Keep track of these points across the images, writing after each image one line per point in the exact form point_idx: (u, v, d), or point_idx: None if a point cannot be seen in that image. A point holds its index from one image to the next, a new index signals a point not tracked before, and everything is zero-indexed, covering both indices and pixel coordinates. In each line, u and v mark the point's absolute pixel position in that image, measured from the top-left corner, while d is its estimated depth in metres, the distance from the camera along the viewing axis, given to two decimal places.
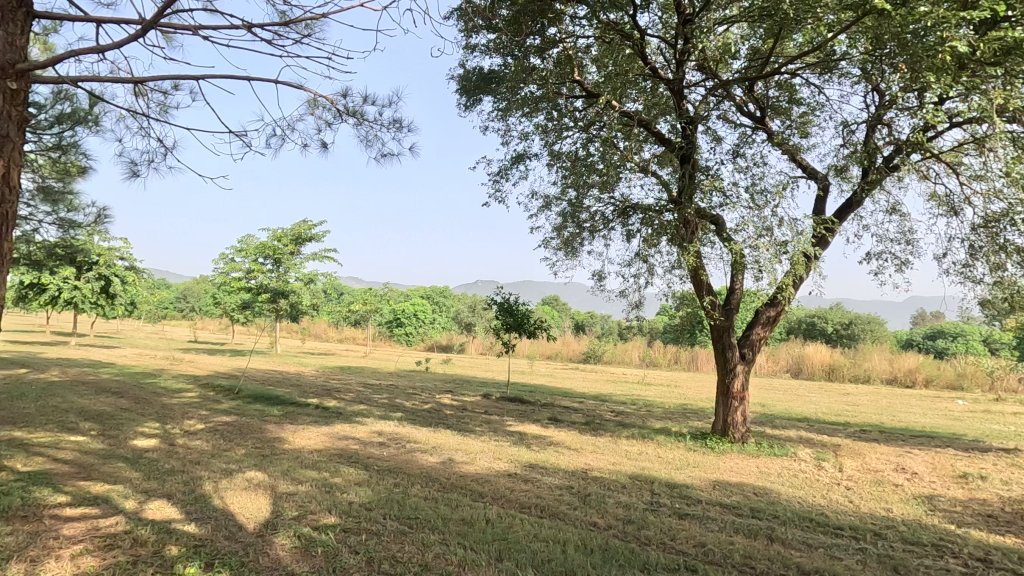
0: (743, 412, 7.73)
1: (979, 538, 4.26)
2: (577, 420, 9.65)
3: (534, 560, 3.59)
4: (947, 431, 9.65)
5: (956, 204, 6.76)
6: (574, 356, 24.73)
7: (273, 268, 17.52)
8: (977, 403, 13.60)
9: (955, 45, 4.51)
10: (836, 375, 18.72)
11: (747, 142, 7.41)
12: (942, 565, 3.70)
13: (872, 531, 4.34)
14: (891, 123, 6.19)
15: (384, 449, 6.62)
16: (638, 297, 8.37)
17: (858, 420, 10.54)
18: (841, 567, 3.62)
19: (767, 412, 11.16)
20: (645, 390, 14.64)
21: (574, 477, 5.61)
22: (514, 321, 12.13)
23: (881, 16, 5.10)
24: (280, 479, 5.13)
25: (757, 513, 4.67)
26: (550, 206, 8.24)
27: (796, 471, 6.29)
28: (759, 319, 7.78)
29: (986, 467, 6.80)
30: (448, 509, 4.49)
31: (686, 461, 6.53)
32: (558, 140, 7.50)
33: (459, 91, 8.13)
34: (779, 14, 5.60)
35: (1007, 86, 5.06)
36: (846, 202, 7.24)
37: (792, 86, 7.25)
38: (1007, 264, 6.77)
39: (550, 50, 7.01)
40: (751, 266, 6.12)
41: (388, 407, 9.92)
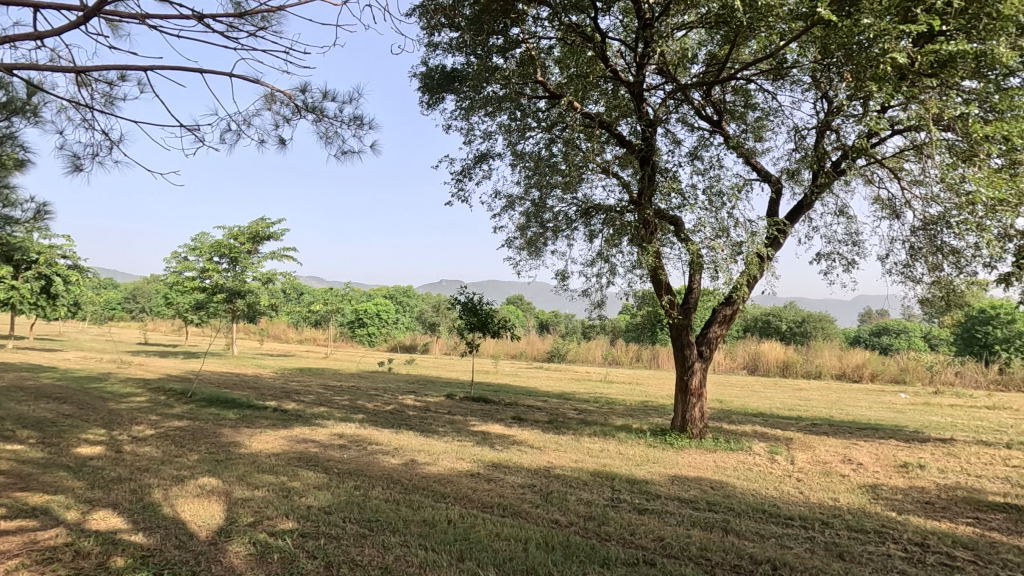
0: (701, 408, 7.91)
1: (918, 524, 4.49)
2: (540, 418, 9.72)
3: (496, 559, 3.60)
4: (891, 423, 10.13)
5: (898, 208, 7.12)
6: (539, 355, 24.97)
7: (229, 267, 16.99)
8: (917, 396, 14.36)
9: (896, 56, 4.76)
10: (790, 371, 19.43)
11: (705, 145, 7.61)
12: (883, 551, 3.89)
13: (819, 520, 4.53)
14: (839, 129, 6.46)
15: (345, 451, 6.50)
16: (600, 296, 8.46)
17: (809, 415, 10.99)
18: (791, 556, 3.75)
19: (724, 408, 11.46)
20: (607, 388, 14.88)
21: (537, 476, 5.64)
22: (478, 320, 12.11)
23: (828, 27, 5.40)
24: (235, 484, 4.97)
25: (713, 507, 4.81)
26: (513, 206, 8.24)
27: (750, 465, 6.50)
28: (716, 318, 7.99)
29: (924, 457, 7.20)
30: (410, 510, 4.46)
31: (646, 458, 6.66)
32: (521, 139, 7.52)
33: (421, 89, 8.06)
34: (734, 22, 5.78)
35: (943, 96, 5.37)
36: (798, 204, 7.52)
37: (748, 91, 7.53)
38: (944, 264, 7.17)
39: (513, 50, 7.04)
40: (708, 266, 6.28)
41: (350, 409, 9.81)
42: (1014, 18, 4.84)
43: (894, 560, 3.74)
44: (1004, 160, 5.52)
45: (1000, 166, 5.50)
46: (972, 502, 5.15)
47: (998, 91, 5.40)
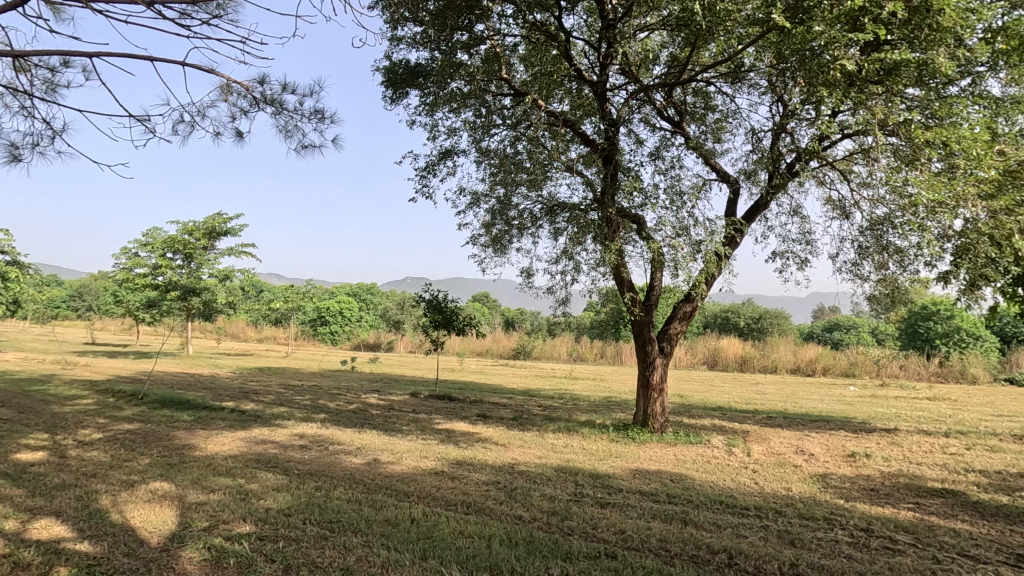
0: (662, 403, 8.09)
1: (863, 511, 4.71)
2: (505, 415, 9.75)
3: (459, 556, 3.60)
4: (841, 415, 10.58)
5: (847, 208, 7.43)
6: (504, 352, 25.04)
7: (183, 263, 16.39)
8: (865, 389, 15.05)
9: (845, 63, 4.99)
10: (748, 366, 20.06)
11: (666, 145, 7.77)
12: (832, 537, 4.06)
13: (774, 509, 4.69)
14: (793, 131, 6.69)
15: (306, 452, 6.37)
16: (565, 294, 8.53)
17: (765, 408, 11.37)
18: (746, 545, 3.88)
19: (684, 403, 11.74)
20: (571, 385, 15.03)
21: (501, 472, 5.66)
22: (443, 318, 12.04)
23: (783, 32, 5.61)
24: (189, 489, 4.81)
25: (672, 499, 4.93)
26: (478, 203, 8.23)
27: (709, 458, 6.69)
28: (676, 315, 8.16)
29: (871, 446, 7.55)
30: (372, 510, 4.40)
31: (608, 452, 6.76)
32: (486, 136, 7.51)
33: (384, 83, 7.94)
34: (694, 25, 5.92)
35: (888, 102, 5.65)
36: (754, 204, 7.76)
37: (707, 93, 7.73)
38: (889, 263, 7.53)
39: (478, 46, 7.03)
40: (668, 264, 6.42)
41: (311, 409, 9.62)
42: (952, 30, 5.12)
43: (842, 546, 3.91)
44: (944, 164, 5.84)
45: (940, 170, 5.82)
46: (913, 488, 5.43)
47: (939, 98, 5.71)
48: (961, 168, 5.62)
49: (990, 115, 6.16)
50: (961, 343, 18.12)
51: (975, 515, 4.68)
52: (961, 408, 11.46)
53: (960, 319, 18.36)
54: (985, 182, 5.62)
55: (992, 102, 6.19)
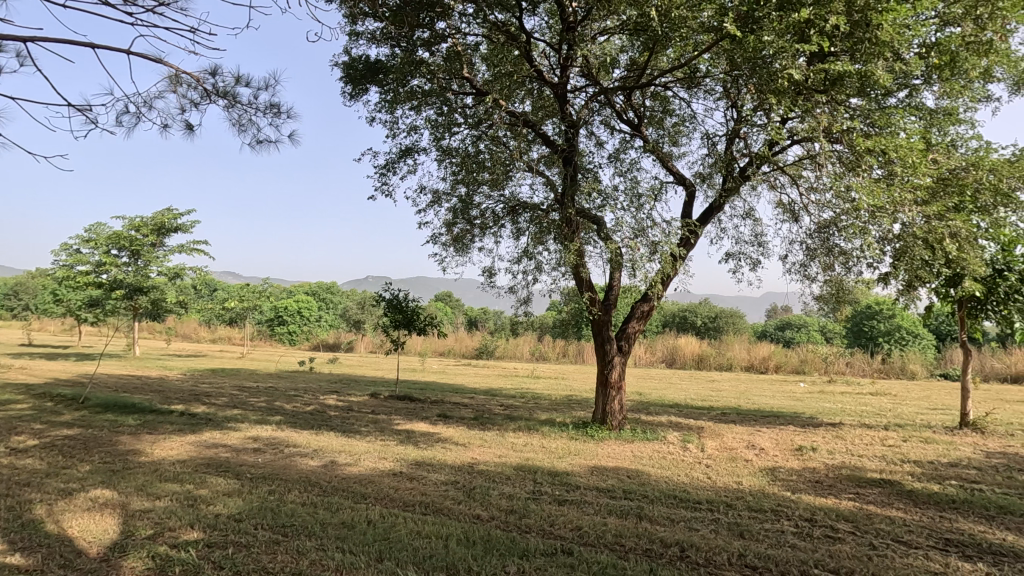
0: (620, 400, 8.23)
1: (808, 501, 4.93)
2: (466, 415, 9.73)
3: (416, 557, 3.57)
4: (791, 410, 11.02)
5: (796, 211, 7.72)
6: (467, 351, 24.99)
7: (130, 261, 15.67)
8: (814, 385, 15.71)
9: (792, 73, 5.23)
10: (704, 363, 20.63)
11: (625, 147, 7.92)
12: (778, 527, 4.24)
13: (724, 502, 4.85)
14: (745, 137, 6.92)
15: (260, 455, 6.20)
16: (527, 293, 8.58)
17: (720, 404, 11.72)
18: (697, 538, 3.99)
19: (643, 400, 11.96)
20: (533, 384, 15.14)
21: (460, 472, 5.65)
22: (404, 318, 11.89)
23: (735, 42, 5.80)
24: (133, 496, 4.61)
25: (628, 495, 5.03)
26: (439, 202, 8.18)
27: (665, 453, 6.85)
28: (634, 314, 8.32)
29: (817, 440, 7.90)
30: (327, 513, 4.33)
31: (567, 450, 6.85)
32: (447, 135, 7.49)
33: (343, 79, 7.79)
34: (651, 30, 6.04)
35: (833, 111, 5.91)
36: (710, 207, 7.99)
37: (664, 97, 7.90)
38: (835, 264, 7.87)
39: (439, 44, 6.98)
40: (626, 264, 6.53)
41: (266, 411, 9.36)
42: (889, 44, 5.40)
43: (787, 536, 4.08)
44: (883, 171, 6.15)
45: (879, 177, 6.12)
46: (854, 479, 5.71)
47: (878, 109, 6.04)
48: (898, 175, 5.93)
49: (925, 126, 6.56)
50: (901, 341, 19.21)
51: (909, 503, 4.95)
52: (900, 402, 12.11)
53: (900, 318, 19.46)
54: (920, 189, 5.96)
55: (927, 113, 6.58)
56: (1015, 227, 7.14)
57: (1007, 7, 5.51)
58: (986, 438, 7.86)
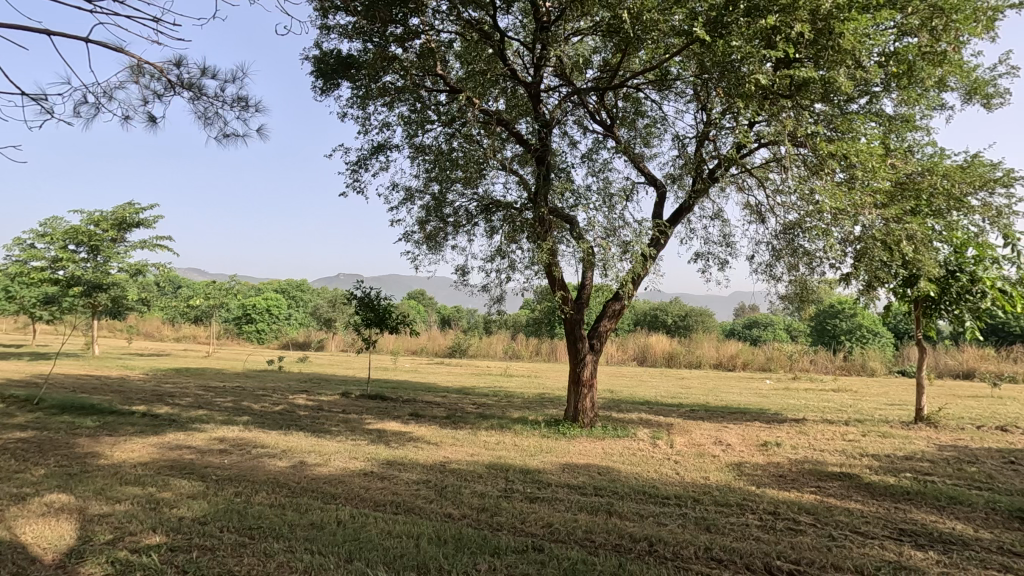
0: (592, 398, 8.32)
1: (772, 495, 5.08)
2: (438, 414, 9.69)
3: (386, 557, 3.55)
4: (756, 406, 11.31)
5: (763, 213, 7.92)
6: (440, 350, 24.88)
7: (88, 257, 15.09)
8: (779, 382, 16.16)
9: (759, 78, 5.37)
10: (674, 361, 20.98)
11: (598, 147, 8.00)
12: (743, 521, 4.35)
13: (692, 497, 4.96)
14: (714, 139, 7.07)
15: (226, 457, 6.06)
16: (500, 292, 8.59)
17: (689, 401, 11.95)
18: (666, 532, 4.07)
19: (614, 398, 12.11)
20: (506, 382, 15.18)
21: (432, 471, 5.63)
22: (375, 316, 11.76)
23: (705, 46, 5.92)
24: (92, 500, 4.45)
25: (599, 491, 5.10)
26: (412, 200, 8.12)
27: (635, 450, 6.96)
28: (606, 313, 8.41)
29: (781, 435, 8.13)
30: (296, 514, 4.26)
31: (539, 448, 6.89)
32: (420, 132, 7.44)
33: (314, 73, 7.66)
34: (623, 32, 6.11)
35: (797, 116, 6.09)
36: (680, 208, 8.13)
37: (637, 98, 8.00)
38: (799, 265, 8.11)
39: (412, 40, 6.93)
40: (598, 264, 6.61)
41: (233, 411, 9.16)
42: (851, 52, 5.58)
43: (752, 529, 4.19)
44: (845, 175, 6.35)
45: (841, 180, 6.32)
46: (815, 473, 5.90)
47: (841, 114, 6.24)
48: (859, 179, 6.14)
49: (884, 132, 6.81)
50: (862, 339, 19.93)
51: (866, 495, 5.15)
52: (860, 398, 12.55)
53: (861, 317, 20.18)
54: (879, 193, 6.18)
55: (886, 120, 6.83)
56: (967, 230, 7.47)
57: (960, 20, 5.84)
58: (939, 432, 8.22)
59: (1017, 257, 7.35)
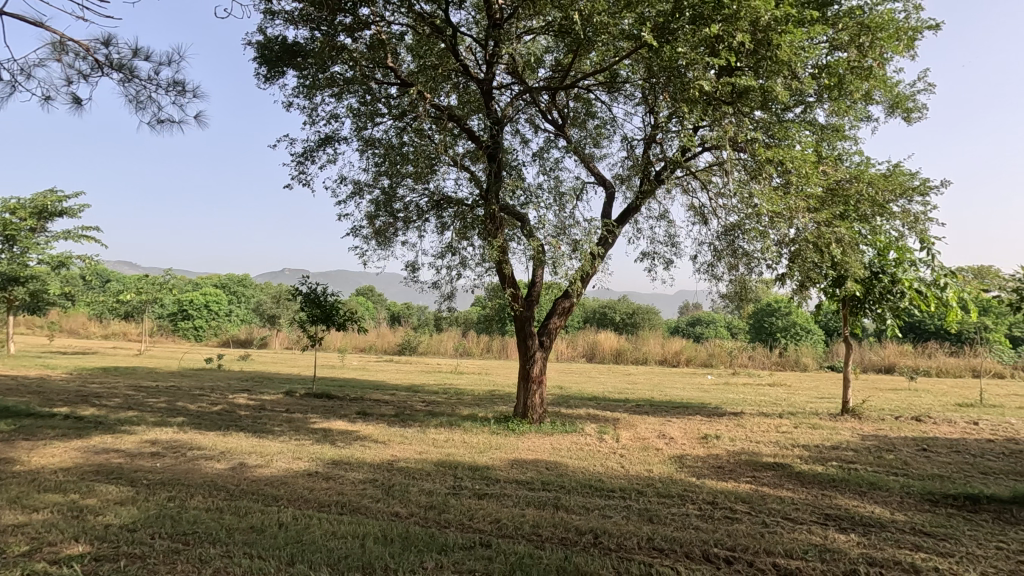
0: (541, 395, 8.42)
1: (710, 486, 5.30)
2: (386, 412, 9.54)
3: (330, 558, 3.48)
4: (699, 401, 11.75)
5: (706, 214, 8.22)
6: (389, 348, 24.52)
7: (3, 248, 13.96)
8: (720, 377, 16.85)
9: (702, 84, 5.58)
10: (622, 358, 21.49)
11: (549, 146, 8.07)
12: (683, 511, 4.52)
13: (636, 489, 5.11)
14: (661, 142, 7.28)
15: (158, 460, 5.76)
16: (450, 289, 8.54)
17: (636, 397, 12.28)
18: (611, 525, 4.17)
19: (563, 394, 12.29)
20: (457, 379, 15.16)
21: (379, 470, 5.55)
22: (322, 312, 11.44)
23: (652, 50, 6.09)
24: (5, 510, 4.13)
25: (546, 486, 5.17)
26: (361, 194, 7.95)
27: (582, 445, 7.09)
28: (556, 310, 8.49)
29: (720, 428, 8.48)
30: (235, 517, 4.10)
31: (488, 445, 6.90)
32: (370, 125, 7.29)
33: (258, 60, 7.36)
34: (575, 34, 6.20)
35: (739, 122, 6.35)
36: (628, 208, 8.32)
37: (588, 99, 8.12)
38: (739, 265, 8.48)
39: (362, 31, 6.78)
40: (548, 262, 6.68)
41: (166, 411, 8.70)
42: (787, 63, 5.87)
43: (691, 518, 4.35)
44: (781, 180, 6.65)
45: (778, 185, 6.61)
46: (751, 463, 6.19)
47: (778, 122, 6.55)
48: (794, 184, 6.46)
49: (817, 140, 7.21)
50: (796, 336, 21.06)
51: (797, 484, 5.45)
52: (793, 392, 13.26)
53: (795, 315, 21.31)
54: (812, 198, 6.52)
55: (819, 128, 7.24)
56: (889, 234, 8.01)
57: (884, 38, 6.23)
58: (862, 423, 8.81)
59: (931, 260, 7.94)
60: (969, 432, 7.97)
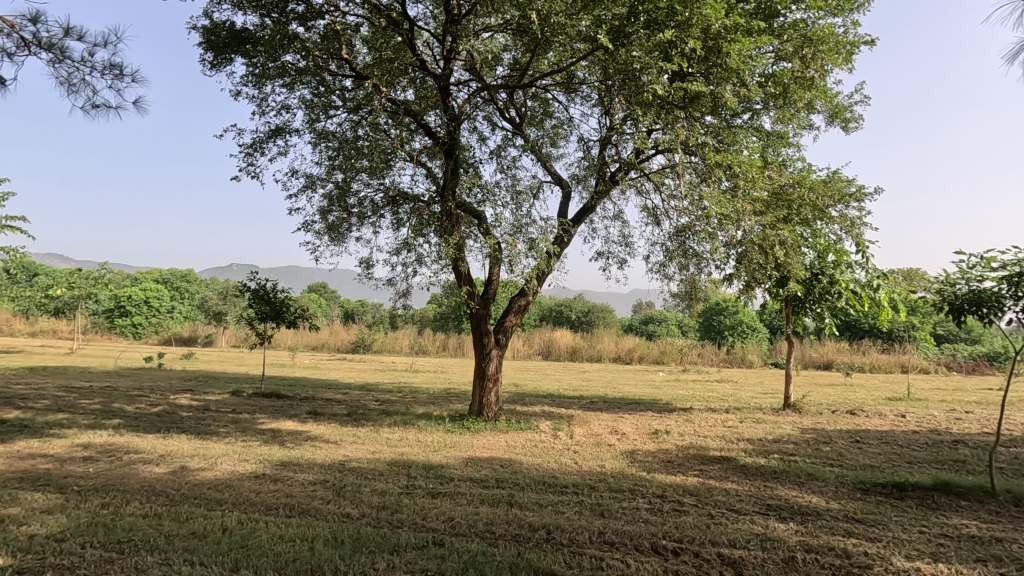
0: (497, 392, 8.43)
1: (660, 480, 5.44)
2: (339, 411, 9.34)
3: (276, 562, 3.38)
4: (650, 397, 12.05)
5: (658, 216, 8.42)
6: (343, 346, 24.00)
7: None
8: (671, 374, 17.33)
9: (656, 88, 5.73)
10: (577, 356, 21.78)
11: (507, 144, 8.07)
12: (634, 505, 4.63)
13: (588, 485, 5.19)
14: (616, 144, 7.40)
15: (91, 465, 5.44)
16: (406, 286, 8.43)
17: (590, 393, 12.47)
18: (563, 520, 4.22)
19: (519, 392, 12.34)
20: (412, 377, 15.01)
21: (330, 471, 5.43)
22: (271, 309, 11.07)
23: (608, 53, 6.19)
24: None
25: (500, 483, 5.18)
26: (313, 187, 7.74)
27: (537, 442, 7.15)
28: (512, 308, 8.51)
29: (670, 424, 8.73)
30: (175, 523, 3.92)
31: (443, 443, 6.86)
32: (323, 117, 7.10)
33: (203, 45, 7.05)
34: (532, 33, 6.23)
35: (690, 126, 6.53)
36: (584, 207, 8.43)
37: (545, 99, 8.17)
38: (689, 265, 8.74)
39: (315, 21, 6.60)
40: (504, 260, 6.69)
41: (101, 413, 8.22)
42: (736, 71, 6.09)
43: (641, 512, 4.47)
44: (729, 184, 6.86)
45: (726, 188, 6.82)
46: (699, 457, 6.40)
47: (727, 127, 6.79)
48: (741, 188, 6.71)
49: (763, 146, 7.51)
50: (742, 334, 21.91)
51: (741, 476, 5.67)
52: (738, 388, 13.79)
53: (742, 314, 22.16)
54: (757, 202, 6.79)
55: (765, 135, 7.54)
56: (829, 237, 8.44)
57: (825, 51, 6.60)
58: (802, 417, 9.24)
59: (866, 262, 8.41)
60: (897, 424, 8.49)
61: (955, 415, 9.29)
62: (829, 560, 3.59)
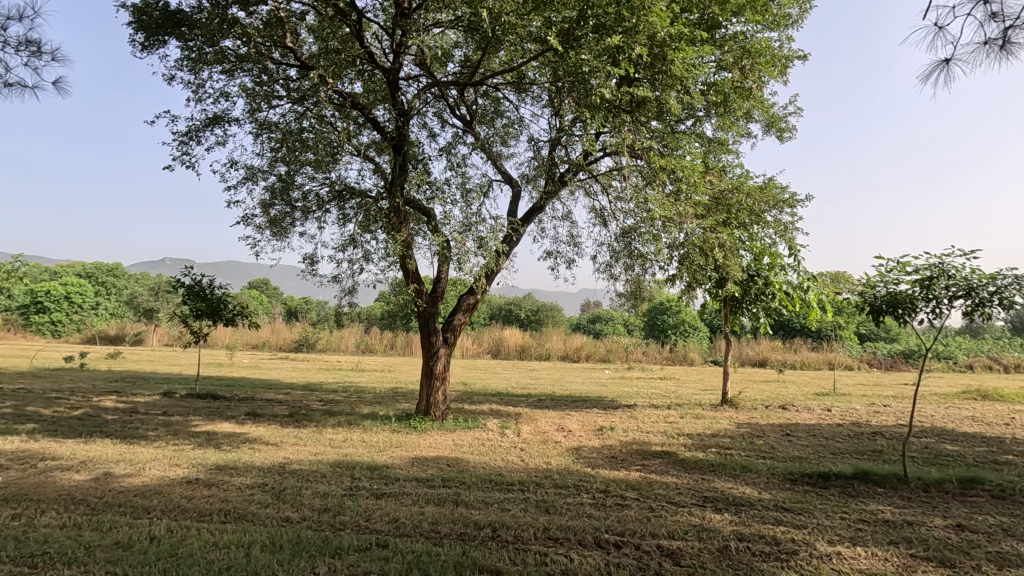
0: (444, 391, 8.38)
1: (604, 475, 5.56)
2: (279, 412, 9.01)
3: (209, 571, 3.23)
4: (596, 395, 12.29)
5: (606, 217, 8.59)
6: (285, 344, 23.19)
7: None
8: (617, 372, 17.74)
9: (604, 91, 5.85)
10: (526, 354, 21.93)
11: (457, 142, 8.02)
12: (578, 500, 4.71)
13: (534, 482, 5.24)
14: (565, 145, 7.50)
15: (1, 473, 5.02)
16: (351, 284, 8.23)
17: (538, 391, 12.59)
18: (509, 517, 4.24)
19: (466, 390, 12.30)
20: (357, 377, 14.68)
21: (269, 473, 5.23)
22: (207, 307, 10.53)
23: (558, 55, 6.26)
24: None
25: (446, 482, 5.15)
26: (254, 180, 7.44)
27: (484, 440, 7.15)
28: (460, 306, 8.46)
29: (615, 420, 8.93)
30: (97, 534, 3.68)
31: (388, 443, 6.75)
32: (265, 106, 6.84)
33: (134, 26, 6.63)
34: (482, 31, 6.22)
35: (637, 130, 6.70)
36: (533, 207, 8.50)
37: (496, 98, 8.17)
38: (634, 266, 8.97)
39: (258, 6, 6.34)
40: (453, 257, 6.65)
41: (12, 418, 7.60)
42: (680, 79, 6.30)
43: (585, 507, 4.56)
44: (673, 187, 7.09)
45: (670, 191, 7.04)
46: (641, 453, 6.58)
47: (671, 133, 7.00)
48: (684, 192, 6.96)
49: (705, 151, 7.79)
50: (685, 333, 22.71)
51: (680, 470, 5.88)
52: (680, 385, 14.29)
53: (685, 313, 22.96)
54: (698, 206, 7.05)
55: (706, 141, 7.84)
56: (764, 241, 8.87)
57: (762, 63, 6.93)
58: (738, 412, 9.68)
59: (797, 265, 8.90)
60: (823, 417, 9.03)
61: (875, 409, 9.99)
62: (760, 548, 3.77)
